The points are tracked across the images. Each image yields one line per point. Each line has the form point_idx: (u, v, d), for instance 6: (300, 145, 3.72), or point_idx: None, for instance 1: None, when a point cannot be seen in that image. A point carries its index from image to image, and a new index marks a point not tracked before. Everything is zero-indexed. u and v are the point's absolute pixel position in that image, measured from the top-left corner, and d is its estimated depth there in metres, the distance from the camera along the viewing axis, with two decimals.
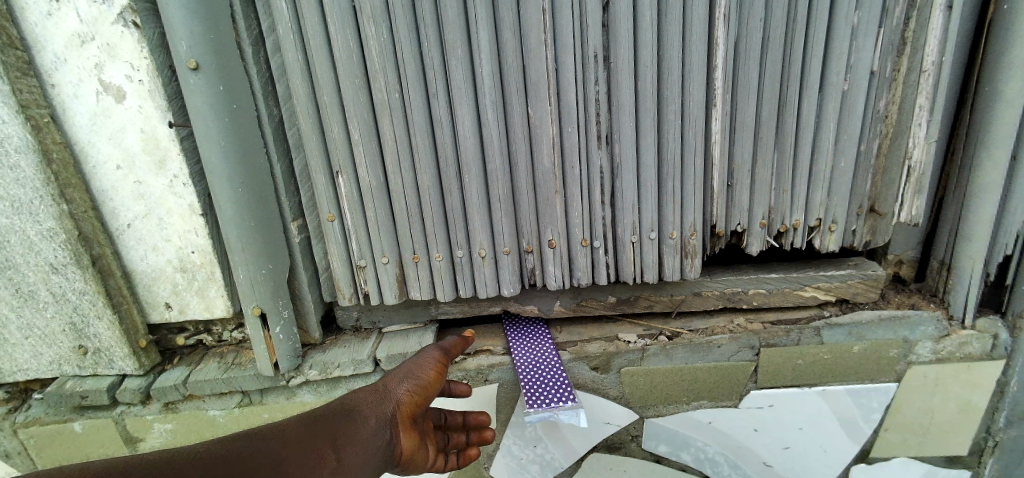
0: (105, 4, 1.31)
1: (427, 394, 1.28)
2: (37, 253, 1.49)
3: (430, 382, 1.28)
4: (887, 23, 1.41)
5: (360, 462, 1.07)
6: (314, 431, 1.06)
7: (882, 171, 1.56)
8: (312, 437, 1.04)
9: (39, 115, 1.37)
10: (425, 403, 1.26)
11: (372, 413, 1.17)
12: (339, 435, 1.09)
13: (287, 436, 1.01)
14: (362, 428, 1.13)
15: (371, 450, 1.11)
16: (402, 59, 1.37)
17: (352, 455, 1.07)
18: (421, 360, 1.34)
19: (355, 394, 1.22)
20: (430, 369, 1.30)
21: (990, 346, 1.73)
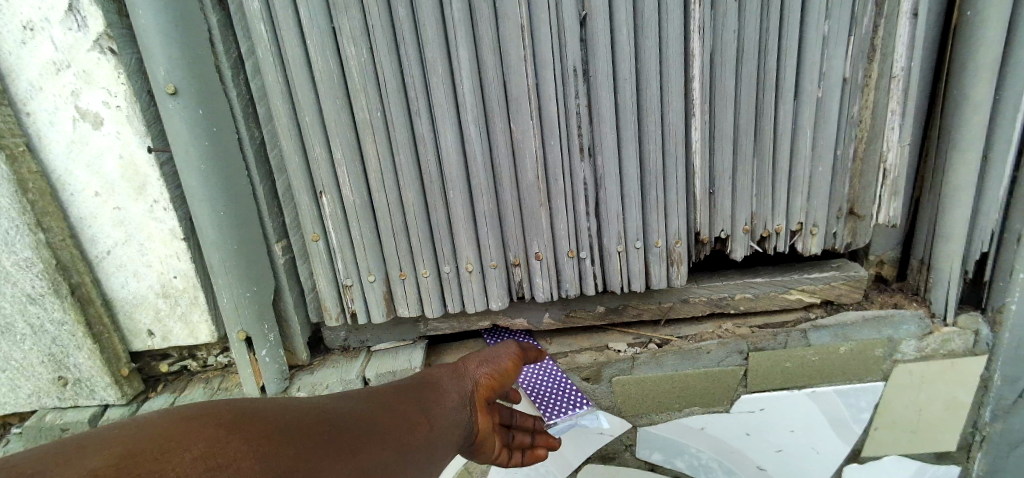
0: (81, 31, 1.29)
1: (504, 381, 1.19)
2: (14, 283, 1.46)
3: (508, 370, 1.20)
4: (856, 31, 1.44)
5: (441, 432, 0.95)
6: (397, 396, 0.96)
7: (859, 175, 1.59)
8: (394, 400, 0.94)
9: (14, 144, 1.35)
10: (498, 390, 1.16)
11: (452, 389, 1.07)
12: (421, 402, 0.98)
13: (361, 399, 0.89)
14: (443, 399, 1.02)
15: (453, 424, 0.99)
16: (383, 78, 1.37)
17: (435, 424, 0.95)
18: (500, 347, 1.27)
19: (436, 368, 1.13)
20: (506, 358, 1.23)
21: (973, 342, 1.75)
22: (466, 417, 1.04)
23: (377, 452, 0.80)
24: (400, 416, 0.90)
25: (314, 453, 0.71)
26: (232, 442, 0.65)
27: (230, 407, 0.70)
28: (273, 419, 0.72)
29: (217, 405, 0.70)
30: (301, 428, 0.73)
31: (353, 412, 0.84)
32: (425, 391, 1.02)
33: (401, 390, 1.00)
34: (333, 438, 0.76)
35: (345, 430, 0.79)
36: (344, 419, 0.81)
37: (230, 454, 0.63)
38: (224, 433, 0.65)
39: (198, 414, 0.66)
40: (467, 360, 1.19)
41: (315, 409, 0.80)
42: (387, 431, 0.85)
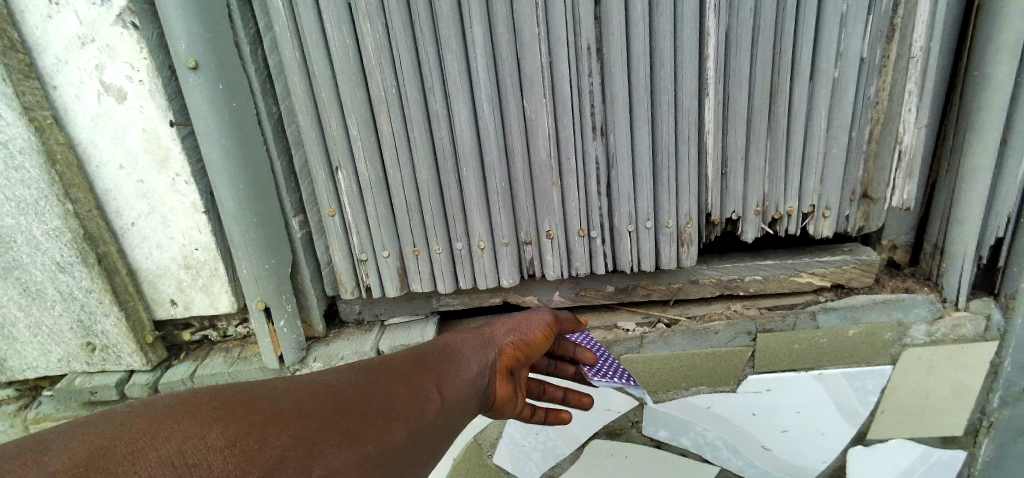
0: (105, 6, 1.32)
1: (529, 351, 1.21)
2: (44, 251, 1.52)
3: (536, 342, 1.21)
4: (876, 9, 1.42)
5: (456, 408, 0.99)
6: (417, 370, 0.99)
7: (874, 157, 1.58)
8: (413, 377, 0.97)
9: (41, 116, 1.40)
10: (522, 360, 1.20)
11: (473, 357, 1.11)
12: (441, 372, 1.02)
13: (376, 379, 0.91)
14: (463, 368, 1.06)
15: (468, 396, 1.03)
16: (398, 55, 1.39)
17: (451, 397, 0.99)
18: (532, 317, 1.27)
19: (463, 333, 1.18)
20: (537, 330, 1.24)
21: (984, 328, 1.75)
22: (484, 385, 1.08)
23: (385, 434, 0.84)
24: (416, 390, 0.94)
25: (312, 441, 0.75)
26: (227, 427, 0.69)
27: (235, 391, 0.75)
28: (275, 404, 0.76)
29: (221, 387, 0.76)
30: (302, 412, 0.77)
31: (369, 386, 0.89)
32: (446, 359, 1.07)
33: (424, 357, 1.05)
34: (338, 422, 0.79)
35: (352, 411, 0.82)
36: (353, 396, 0.85)
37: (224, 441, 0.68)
38: (222, 416, 0.70)
39: (200, 398, 0.72)
40: (494, 326, 1.22)
41: (328, 386, 0.85)
42: (401, 408, 0.89)
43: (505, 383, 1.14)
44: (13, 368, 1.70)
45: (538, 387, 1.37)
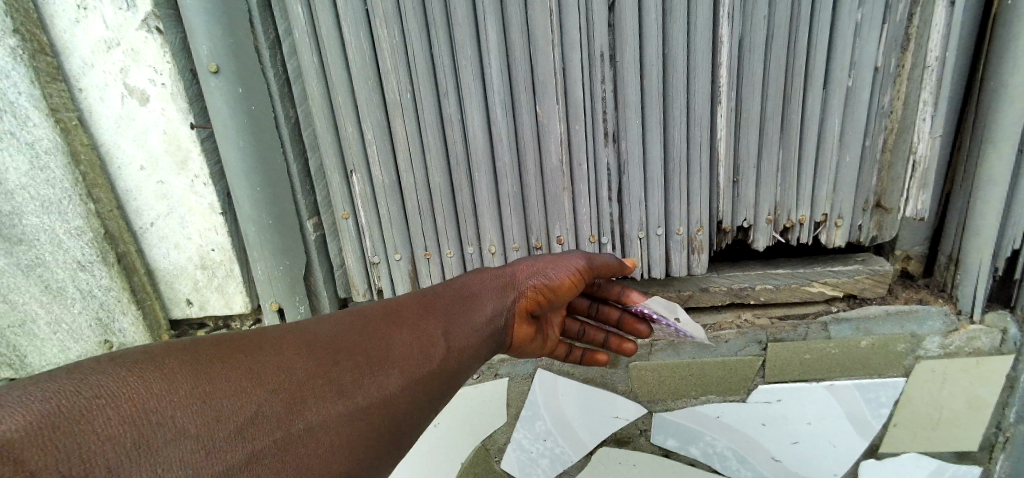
0: (130, 11, 1.36)
1: (552, 293, 1.30)
2: (65, 249, 1.58)
3: (560, 286, 1.29)
4: (891, 18, 1.42)
5: (457, 359, 1.02)
6: (420, 321, 1.02)
7: (888, 167, 1.57)
8: (415, 328, 1.00)
9: (67, 118, 1.44)
10: (541, 302, 1.30)
11: (483, 309, 1.17)
12: (454, 318, 1.08)
13: (375, 331, 0.95)
14: (478, 309, 1.16)
15: (469, 348, 1.07)
16: (414, 60, 1.41)
17: (453, 348, 1.03)
18: (561, 263, 1.30)
19: (490, 271, 1.28)
20: (564, 276, 1.29)
21: (999, 341, 1.73)
22: (495, 328, 1.17)
23: (378, 382, 0.88)
24: (425, 335, 1.00)
25: (291, 394, 0.78)
26: (202, 382, 0.73)
27: (226, 343, 0.80)
28: (260, 360, 0.80)
29: (218, 337, 0.81)
30: (291, 363, 0.82)
31: (380, 327, 0.97)
32: (464, 302, 1.15)
33: (447, 294, 1.15)
34: (331, 370, 0.84)
35: (349, 357, 0.88)
36: (356, 339, 0.91)
37: (194, 395, 0.71)
38: (199, 372, 0.74)
39: (187, 349, 0.77)
40: (520, 268, 1.31)
41: (338, 328, 0.93)
42: (403, 353, 0.94)
43: (522, 325, 1.29)
44: (33, 365, 1.76)
45: (577, 328, 1.58)
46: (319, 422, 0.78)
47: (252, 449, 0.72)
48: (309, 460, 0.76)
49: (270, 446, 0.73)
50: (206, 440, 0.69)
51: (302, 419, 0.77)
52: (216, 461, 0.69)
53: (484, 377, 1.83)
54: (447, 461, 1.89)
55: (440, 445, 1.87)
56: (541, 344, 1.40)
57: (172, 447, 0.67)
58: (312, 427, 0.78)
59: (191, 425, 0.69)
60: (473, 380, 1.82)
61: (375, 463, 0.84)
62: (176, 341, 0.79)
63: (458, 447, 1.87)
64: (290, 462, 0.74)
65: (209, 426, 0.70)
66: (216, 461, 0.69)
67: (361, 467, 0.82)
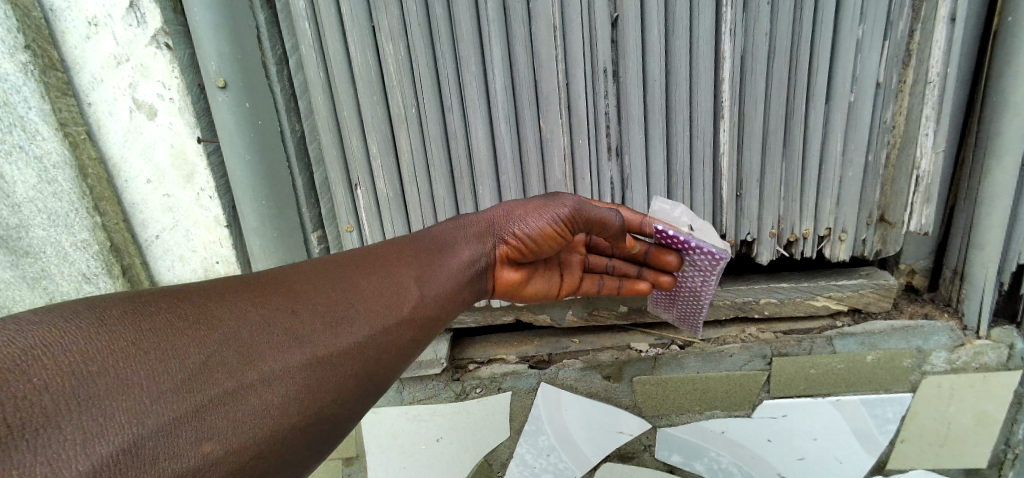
0: (140, 27, 1.38)
1: (540, 242, 1.21)
2: (71, 262, 1.63)
3: (545, 237, 1.20)
4: (891, 35, 1.43)
5: (441, 305, 0.99)
6: (399, 266, 0.97)
7: (891, 181, 1.58)
8: (393, 271, 0.95)
9: (76, 132, 1.45)
10: (528, 252, 1.23)
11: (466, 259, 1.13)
12: (440, 265, 1.05)
13: (351, 275, 0.89)
14: (461, 258, 1.12)
15: (454, 297, 1.04)
16: (419, 76, 1.43)
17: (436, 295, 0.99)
18: (551, 204, 1.20)
19: (468, 221, 1.21)
20: (543, 226, 1.20)
21: (1006, 357, 1.71)
22: (474, 273, 1.15)
23: (351, 322, 0.82)
24: (401, 279, 0.94)
25: (254, 336, 0.71)
26: (149, 329, 0.65)
27: (175, 292, 0.72)
28: (215, 304, 0.72)
29: (165, 287, 0.73)
30: (252, 305, 0.74)
31: (351, 267, 0.91)
32: (441, 250, 1.10)
33: (423, 241, 1.09)
34: (299, 309, 0.78)
35: (319, 296, 0.82)
36: (335, 280, 0.86)
37: (140, 344, 0.63)
38: (144, 320, 0.66)
39: (132, 300, 0.68)
40: (502, 214, 1.22)
41: (305, 269, 0.86)
42: (377, 295, 0.89)
43: (506, 273, 1.26)
44: None
45: (607, 263, 1.43)
46: (288, 364, 0.72)
47: (212, 393, 0.65)
48: (276, 401, 0.70)
49: (232, 389, 0.67)
50: (158, 389, 0.62)
51: (268, 360, 0.71)
52: (173, 407, 0.62)
53: (487, 390, 1.80)
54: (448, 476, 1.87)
55: (441, 458, 1.85)
56: (547, 285, 1.36)
57: (120, 399, 0.59)
58: (278, 368, 0.71)
59: (141, 374, 0.61)
60: (477, 394, 1.80)
61: (364, 399, 0.81)
62: (119, 293, 0.70)
63: (460, 461, 1.85)
64: (254, 404, 0.68)
65: (160, 374, 0.63)
66: (172, 408, 0.62)
67: (340, 409, 0.77)
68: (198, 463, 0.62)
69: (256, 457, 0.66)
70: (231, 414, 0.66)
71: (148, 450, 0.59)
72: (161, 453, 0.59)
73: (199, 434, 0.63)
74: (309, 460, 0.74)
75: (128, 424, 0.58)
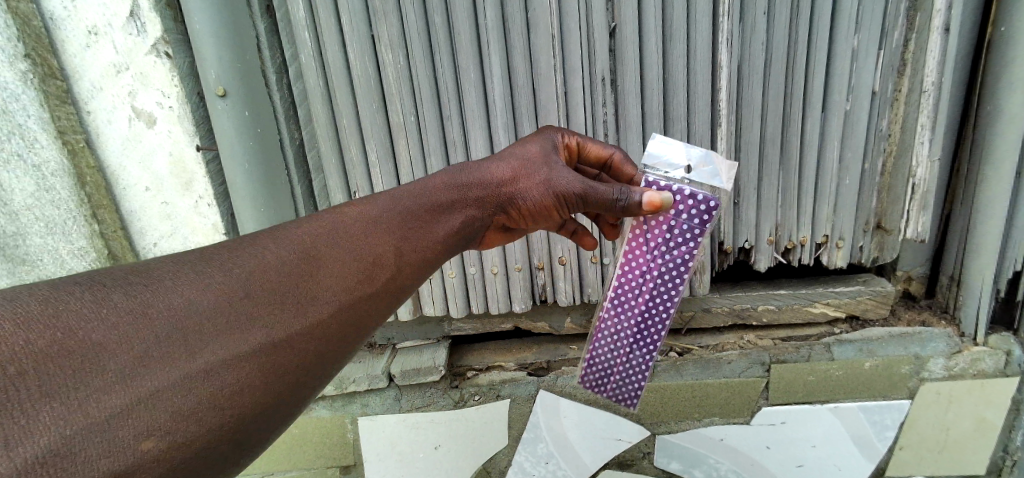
0: (140, 36, 1.38)
1: (541, 212, 1.11)
2: (68, 270, 1.63)
3: (548, 210, 1.10)
4: (887, 44, 1.45)
5: (413, 271, 0.95)
6: (370, 233, 0.90)
7: (887, 189, 1.59)
8: (359, 239, 0.88)
9: (74, 140, 1.45)
10: (526, 217, 1.13)
11: (454, 220, 1.04)
12: (419, 228, 0.97)
13: (310, 247, 0.82)
14: (448, 218, 1.03)
15: (432, 261, 0.99)
16: (418, 84, 1.43)
17: (409, 263, 0.94)
18: (563, 180, 1.07)
19: (472, 175, 1.07)
20: (550, 199, 1.08)
21: (1004, 363, 1.71)
22: (464, 234, 1.07)
23: (309, 302, 0.77)
24: (372, 253, 0.88)
25: (199, 324, 0.66)
26: (71, 322, 0.60)
27: (102, 280, 0.66)
28: (151, 290, 0.66)
29: (90, 274, 0.67)
30: (196, 288, 0.69)
31: (317, 240, 0.84)
32: (431, 215, 1.00)
33: (413, 202, 0.98)
34: (250, 290, 0.73)
35: (274, 275, 0.76)
36: (293, 254, 0.80)
37: (60, 341, 0.58)
38: (67, 313, 0.60)
39: (52, 290, 0.62)
40: (513, 173, 1.09)
41: (262, 243, 0.79)
42: (342, 272, 0.83)
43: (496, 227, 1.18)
44: None
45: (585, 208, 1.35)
46: (237, 351, 0.68)
47: (150, 387, 0.60)
48: (224, 390, 0.66)
49: (167, 382, 0.62)
50: (87, 389, 0.57)
51: (214, 347, 0.66)
52: (101, 407, 0.57)
53: (485, 398, 1.79)
54: None
55: (440, 465, 1.85)
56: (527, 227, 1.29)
57: (41, 403, 0.55)
58: (220, 357, 0.66)
59: (65, 375, 0.57)
60: (476, 401, 1.78)
61: (328, 366, 0.79)
62: (40, 283, 0.64)
63: (458, 468, 1.85)
64: (193, 399, 0.63)
65: (88, 372, 0.58)
66: (101, 408, 0.57)
67: (298, 384, 0.75)
68: (136, 461, 0.58)
69: (203, 450, 0.63)
70: (173, 407, 0.61)
71: (77, 453, 0.55)
72: (93, 454, 0.56)
73: (135, 430, 0.59)
74: (263, 441, 0.73)
75: (51, 426, 0.54)
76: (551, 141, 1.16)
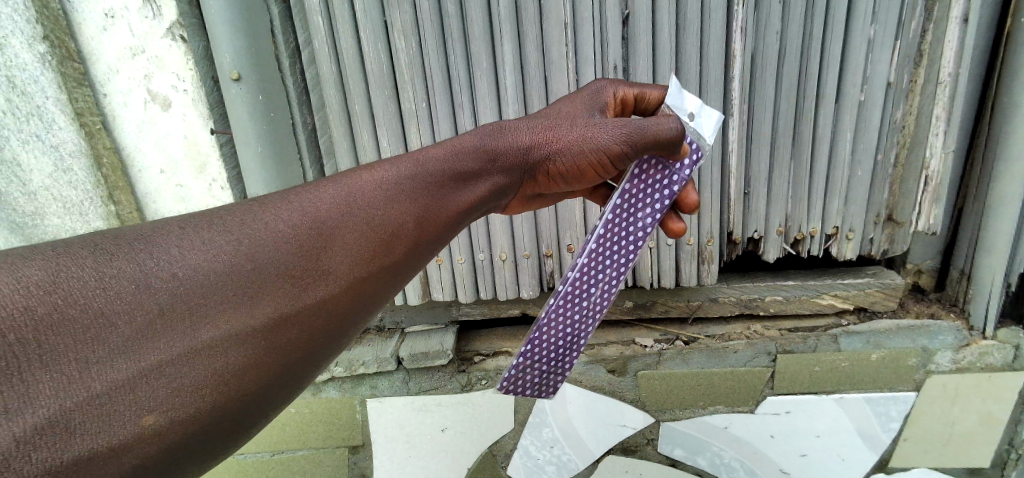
0: (156, 19, 1.39)
1: (576, 171, 1.05)
2: None
3: (585, 167, 1.04)
4: (903, 35, 1.43)
5: (429, 241, 0.87)
6: (385, 198, 0.82)
7: (899, 181, 1.58)
8: (374, 204, 0.80)
9: (91, 122, 1.47)
10: (560, 179, 1.07)
11: (476, 185, 0.97)
12: (440, 193, 0.89)
13: (321, 213, 0.75)
14: (471, 184, 0.96)
15: (452, 229, 0.93)
16: (430, 70, 1.43)
17: (427, 232, 0.86)
18: (600, 132, 1.00)
19: (499, 138, 1.01)
20: (586, 156, 1.02)
21: (1012, 357, 1.70)
22: (488, 200, 1.01)
23: (318, 277, 0.71)
24: (386, 225, 0.80)
25: (203, 296, 0.61)
26: (72, 292, 0.54)
27: (104, 245, 0.60)
28: (155, 259, 0.60)
29: (95, 238, 0.61)
30: (202, 259, 0.63)
31: (330, 210, 0.76)
32: (453, 183, 0.92)
33: (435, 168, 0.90)
34: (257, 262, 0.66)
35: (284, 245, 0.69)
36: (301, 221, 0.72)
37: (61, 310, 0.53)
38: (68, 282, 0.55)
39: (63, 255, 0.57)
40: (541, 135, 1.03)
41: (271, 211, 0.72)
42: (354, 245, 0.75)
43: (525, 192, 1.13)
44: None
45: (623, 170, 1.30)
46: (241, 327, 0.63)
47: (151, 360, 0.56)
48: (226, 367, 0.61)
49: (167, 358, 0.57)
50: (87, 360, 0.53)
51: (216, 322, 0.61)
52: (102, 379, 0.54)
53: (492, 383, 1.82)
54: (453, 465, 1.89)
55: (446, 447, 1.88)
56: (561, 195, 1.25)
57: (41, 372, 0.51)
58: (220, 334, 0.61)
59: (67, 345, 0.52)
60: (483, 385, 1.81)
61: (335, 341, 0.74)
62: (43, 245, 0.58)
63: (464, 451, 1.88)
64: (194, 376, 0.59)
65: (89, 343, 0.54)
66: (102, 380, 0.54)
67: (302, 362, 0.70)
68: (133, 435, 0.55)
69: (200, 427, 0.60)
70: (173, 381, 0.57)
71: (74, 424, 0.52)
72: (91, 427, 0.53)
73: (134, 404, 0.55)
74: (261, 419, 0.68)
75: (53, 394, 0.51)
76: (597, 89, 1.13)
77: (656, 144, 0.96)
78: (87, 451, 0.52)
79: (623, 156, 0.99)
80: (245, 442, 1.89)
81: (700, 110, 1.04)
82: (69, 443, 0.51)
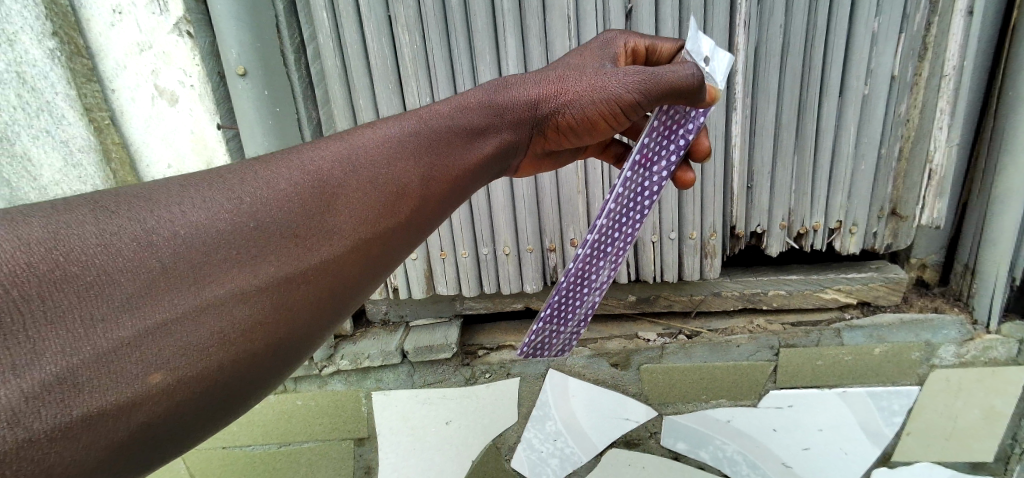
0: (163, 15, 1.41)
1: (588, 125, 1.04)
2: None
3: (597, 120, 1.03)
4: (908, 28, 1.42)
5: (436, 202, 0.87)
6: (389, 158, 0.82)
7: (903, 175, 1.58)
8: (378, 165, 0.80)
9: (100, 118, 1.49)
10: (572, 133, 1.07)
11: (483, 145, 0.97)
12: (446, 154, 0.89)
13: (324, 173, 0.75)
14: (477, 145, 0.96)
15: (459, 193, 0.93)
16: (433, 63, 1.44)
17: (433, 193, 0.86)
18: (612, 81, 1.00)
19: (506, 95, 1.01)
20: (597, 107, 1.02)
21: (1016, 351, 1.71)
22: (496, 159, 1.01)
23: (323, 236, 0.71)
24: (390, 184, 0.80)
25: (206, 255, 0.61)
26: (73, 249, 0.55)
27: (106, 203, 0.61)
28: (156, 217, 0.61)
29: (96, 195, 0.62)
30: (201, 219, 0.63)
31: (333, 170, 0.76)
32: (458, 144, 0.92)
33: (439, 130, 0.90)
34: (259, 221, 0.67)
35: (286, 206, 0.69)
36: (303, 182, 0.73)
37: (62, 266, 0.54)
38: (68, 239, 0.55)
39: (63, 214, 0.58)
40: (550, 89, 1.03)
41: (273, 171, 0.73)
42: (358, 204, 0.76)
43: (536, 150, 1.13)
44: None
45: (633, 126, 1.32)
46: (245, 285, 0.63)
47: (156, 318, 0.56)
48: (232, 326, 0.61)
49: (170, 317, 0.57)
50: (93, 317, 0.54)
51: (220, 281, 0.61)
52: (107, 337, 0.54)
53: (496, 376, 1.83)
54: (457, 458, 1.91)
55: (450, 440, 1.90)
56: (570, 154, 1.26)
57: (47, 329, 0.51)
58: (224, 292, 0.61)
59: (71, 302, 0.53)
60: (487, 379, 1.83)
61: (344, 301, 0.74)
62: (44, 203, 0.59)
63: (468, 444, 1.89)
64: (200, 333, 0.59)
65: (93, 300, 0.54)
66: (107, 338, 0.54)
67: (310, 322, 0.70)
68: (142, 392, 0.55)
69: (210, 387, 0.60)
70: (180, 339, 0.58)
71: (82, 382, 0.52)
72: (99, 384, 0.53)
73: (141, 361, 0.55)
74: (273, 381, 0.68)
75: (60, 352, 0.52)
76: (606, 40, 1.14)
77: (671, 90, 0.96)
78: (97, 408, 0.53)
79: (636, 105, 0.99)
80: (252, 434, 1.91)
81: (714, 53, 1.02)
82: (78, 399, 0.52)
